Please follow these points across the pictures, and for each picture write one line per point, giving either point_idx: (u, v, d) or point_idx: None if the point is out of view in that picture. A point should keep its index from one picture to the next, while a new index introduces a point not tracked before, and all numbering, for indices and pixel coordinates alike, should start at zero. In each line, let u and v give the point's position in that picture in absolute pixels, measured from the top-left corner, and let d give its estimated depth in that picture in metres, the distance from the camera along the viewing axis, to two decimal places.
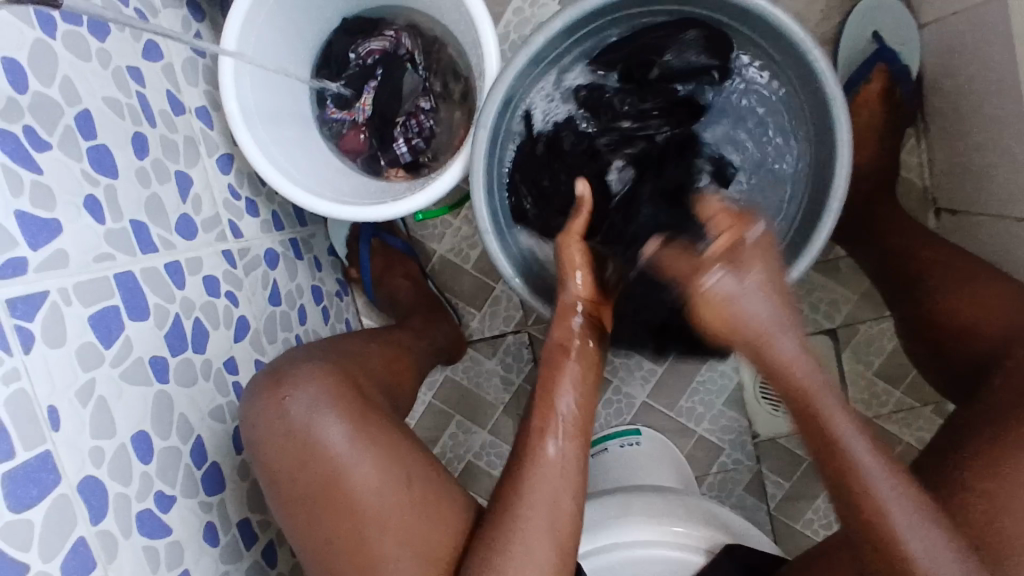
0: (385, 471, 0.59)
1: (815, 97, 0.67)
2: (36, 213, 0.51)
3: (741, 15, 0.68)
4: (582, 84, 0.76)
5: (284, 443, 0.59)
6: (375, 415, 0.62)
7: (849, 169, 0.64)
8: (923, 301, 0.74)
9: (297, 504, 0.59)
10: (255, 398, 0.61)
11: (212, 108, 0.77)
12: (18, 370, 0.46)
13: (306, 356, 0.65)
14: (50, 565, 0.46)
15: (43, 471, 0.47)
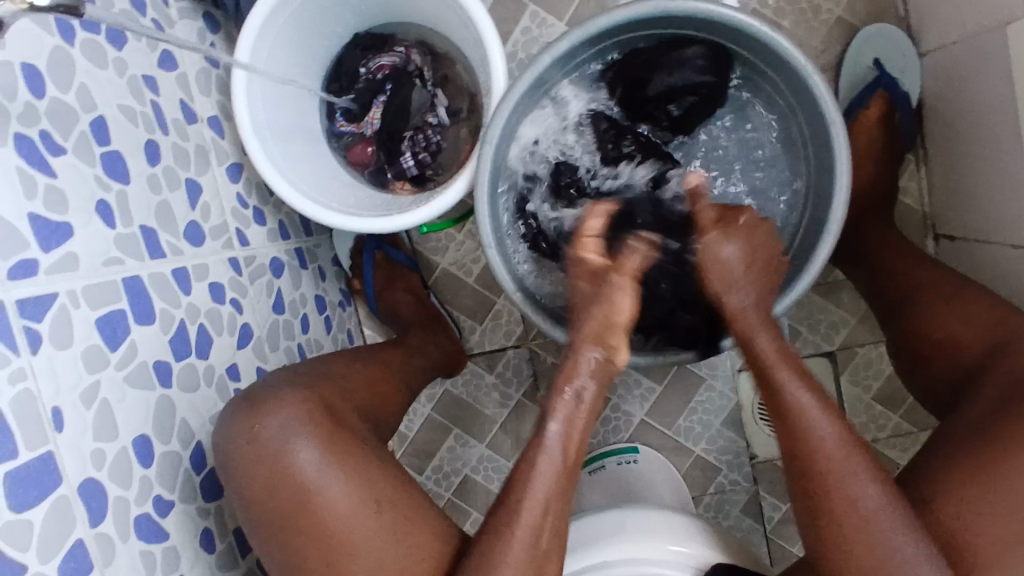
0: (358, 495, 0.59)
1: (813, 118, 0.69)
2: (49, 216, 0.52)
3: (740, 38, 0.69)
4: (591, 106, 0.78)
5: (256, 468, 0.58)
6: (347, 437, 0.62)
7: (848, 189, 0.65)
8: (911, 321, 0.75)
9: (272, 526, 0.58)
10: (230, 422, 0.60)
11: (223, 118, 0.78)
12: (24, 370, 0.47)
13: (283, 379, 0.65)
14: (48, 566, 0.46)
15: (45, 472, 0.47)
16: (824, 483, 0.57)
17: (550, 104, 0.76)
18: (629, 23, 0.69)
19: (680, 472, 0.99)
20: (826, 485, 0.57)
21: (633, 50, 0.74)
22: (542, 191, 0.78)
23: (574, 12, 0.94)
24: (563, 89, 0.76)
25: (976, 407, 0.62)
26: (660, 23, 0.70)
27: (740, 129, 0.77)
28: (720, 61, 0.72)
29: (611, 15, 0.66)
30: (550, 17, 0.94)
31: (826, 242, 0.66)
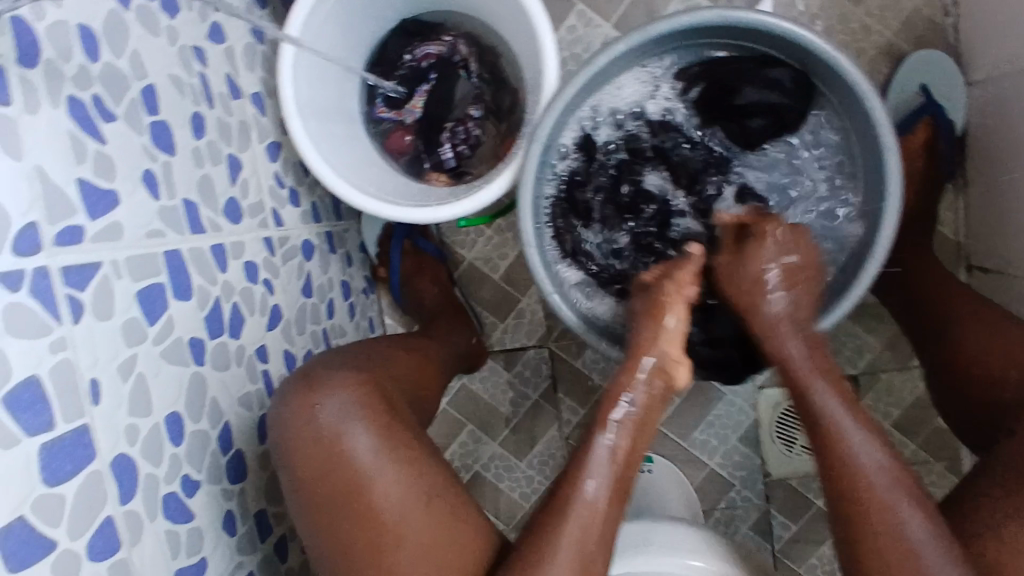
0: (407, 484, 0.57)
1: (866, 139, 0.68)
2: (96, 184, 0.50)
3: (816, 63, 0.68)
4: (650, 112, 0.75)
5: (311, 449, 0.57)
6: (400, 426, 0.61)
7: (895, 219, 0.65)
8: (952, 349, 0.75)
9: (316, 508, 0.56)
10: (284, 401, 0.59)
11: (267, 95, 0.76)
12: (65, 339, 0.45)
13: (339, 361, 0.64)
14: (77, 543, 0.45)
15: (78, 445, 0.46)
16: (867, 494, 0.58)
17: (606, 107, 0.74)
18: (692, 29, 0.67)
19: (692, 484, 0.99)
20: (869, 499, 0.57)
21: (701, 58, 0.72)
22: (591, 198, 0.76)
23: (621, 15, 0.92)
24: (622, 92, 0.73)
25: (1015, 445, 0.61)
26: (722, 32, 0.69)
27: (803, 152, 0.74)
28: (802, 85, 0.70)
29: (672, 19, 0.64)
30: (597, 18, 0.93)
31: (869, 270, 0.66)
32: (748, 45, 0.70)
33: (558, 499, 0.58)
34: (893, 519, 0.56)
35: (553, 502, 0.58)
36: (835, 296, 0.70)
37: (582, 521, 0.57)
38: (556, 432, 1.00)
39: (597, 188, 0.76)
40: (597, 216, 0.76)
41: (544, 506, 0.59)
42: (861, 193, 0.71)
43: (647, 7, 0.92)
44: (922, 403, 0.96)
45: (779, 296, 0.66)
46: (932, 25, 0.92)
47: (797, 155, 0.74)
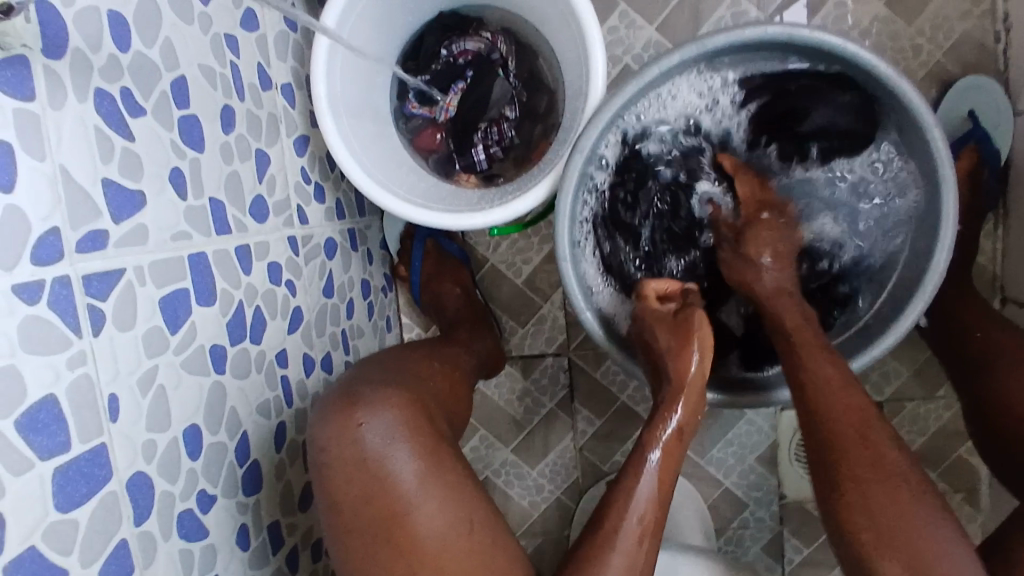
0: (451, 515, 0.54)
1: (924, 170, 0.65)
2: (123, 184, 0.47)
3: (885, 91, 0.64)
4: (706, 127, 0.72)
5: (352, 473, 0.53)
6: (444, 450, 0.57)
7: (946, 258, 0.63)
8: (988, 390, 0.73)
9: (351, 533, 0.53)
10: (325, 417, 0.55)
11: (297, 87, 0.73)
12: (85, 353, 0.43)
13: (377, 378, 0.60)
14: (89, 570, 0.42)
15: (94, 465, 0.43)
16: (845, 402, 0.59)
17: (658, 121, 0.70)
18: (752, 45, 0.64)
19: (706, 502, 0.98)
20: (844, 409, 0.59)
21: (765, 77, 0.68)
22: (638, 216, 0.73)
23: (665, 18, 0.89)
24: (677, 106, 0.70)
25: None
26: (783, 51, 0.65)
27: (864, 183, 0.71)
28: (867, 112, 0.67)
29: (730, 34, 0.62)
30: (639, 19, 0.89)
31: (914, 308, 0.64)
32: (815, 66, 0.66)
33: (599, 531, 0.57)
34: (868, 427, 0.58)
35: (601, 531, 0.57)
36: (876, 330, 0.68)
37: (626, 557, 0.56)
38: (569, 442, 0.99)
39: (645, 205, 0.73)
40: (644, 234, 0.73)
41: (590, 538, 0.57)
42: (914, 229, 0.68)
43: (694, 11, 0.88)
44: (945, 434, 0.94)
45: (768, 272, 0.67)
46: (982, 50, 0.86)
47: (854, 183, 0.71)
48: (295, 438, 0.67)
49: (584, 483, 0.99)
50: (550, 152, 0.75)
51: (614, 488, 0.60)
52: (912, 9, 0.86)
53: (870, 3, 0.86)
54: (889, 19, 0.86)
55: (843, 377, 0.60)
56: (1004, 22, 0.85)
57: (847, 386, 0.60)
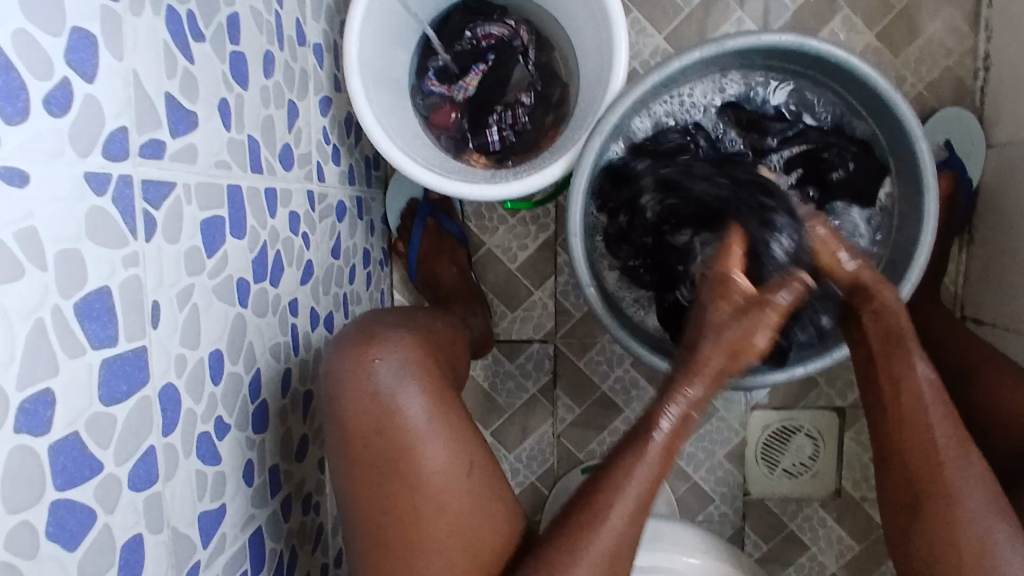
0: (450, 452, 0.60)
1: (908, 193, 0.71)
2: (180, 102, 0.48)
3: (887, 126, 0.71)
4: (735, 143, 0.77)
5: (364, 404, 0.60)
6: (447, 392, 0.64)
7: (923, 265, 0.68)
8: (969, 401, 0.78)
9: (360, 460, 0.59)
10: (344, 351, 0.62)
11: (325, 48, 0.75)
12: (137, 254, 0.43)
13: (392, 323, 0.66)
14: (121, 469, 0.43)
15: (135, 366, 0.43)
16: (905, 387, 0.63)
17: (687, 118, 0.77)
18: (779, 56, 0.72)
19: (674, 494, 1.01)
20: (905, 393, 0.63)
21: (790, 100, 0.77)
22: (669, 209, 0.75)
23: (674, 28, 0.95)
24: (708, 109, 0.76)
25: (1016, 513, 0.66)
26: (793, 58, 0.71)
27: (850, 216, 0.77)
28: (868, 160, 0.74)
29: (748, 37, 0.67)
30: (650, 27, 0.95)
31: None
32: (830, 101, 0.76)
33: (604, 478, 0.60)
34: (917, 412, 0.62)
35: (590, 490, 0.60)
36: None
37: (618, 522, 0.59)
38: (548, 429, 1.01)
39: None
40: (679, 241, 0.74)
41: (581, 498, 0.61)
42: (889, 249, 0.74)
43: (701, 25, 0.95)
44: None
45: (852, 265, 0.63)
46: (960, 87, 0.95)
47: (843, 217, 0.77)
48: (297, 387, 0.68)
49: (559, 469, 1.02)
50: (563, 137, 0.79)
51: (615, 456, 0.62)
52: (899, 43, 0.94)
53: (862, 33, 0.94)
54: (879, 50, 0.94)
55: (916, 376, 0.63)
56: (984, 61, 0.93)
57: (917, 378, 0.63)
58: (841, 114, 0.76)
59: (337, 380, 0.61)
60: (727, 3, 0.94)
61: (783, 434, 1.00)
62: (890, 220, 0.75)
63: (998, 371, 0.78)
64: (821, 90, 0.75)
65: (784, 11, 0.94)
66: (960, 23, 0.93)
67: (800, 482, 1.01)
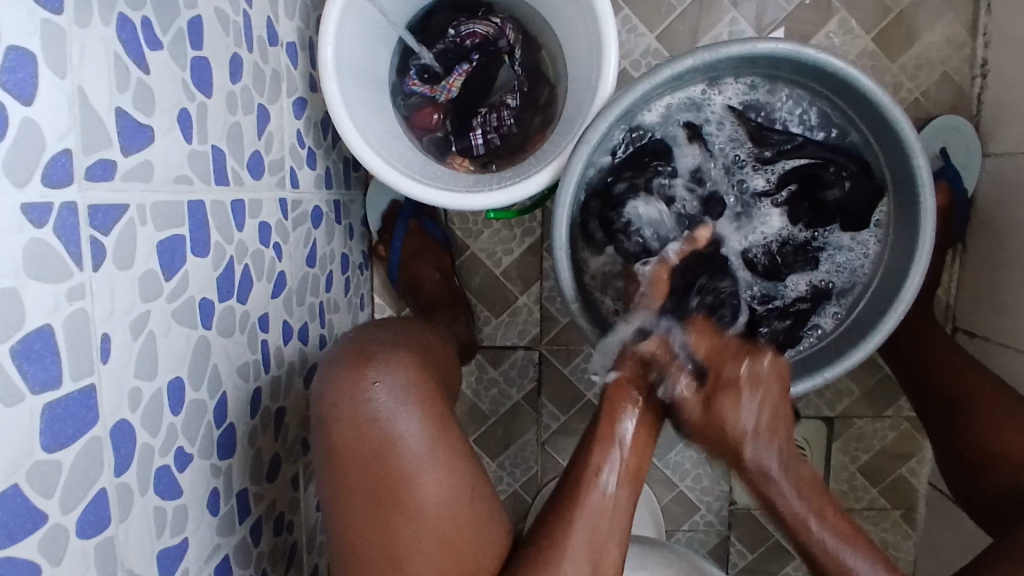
0: (449, 479, 0.58)
1: (906, 212, 0.69)
2: (134, 116, 0.45)
3: (887, 142, 0.68)
4: (732, 150, 0.74)
5: (360, 429, 0.57)
6: (446, 416, 0.61)
7: (916, 287, 0.66)
8: (969, 422, 0.76)
9: (354, 486, 0.57)
10: (338, 371, 0.59)
11: (300, 47, 0.71)
12: (83, 285, 0.40)
13: (390, 339, 0.63)
14: (68, 517, 0.40)
15: (83, 406, 0.40)
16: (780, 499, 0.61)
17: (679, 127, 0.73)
18: (778, 63, 0.68)
19: (660, 504, 1.00)
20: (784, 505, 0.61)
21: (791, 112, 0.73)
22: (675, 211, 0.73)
23: (666, 28, 0.92)
24: (701, 119, 0.73)
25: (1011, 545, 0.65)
26: (793, 67, 0.68)
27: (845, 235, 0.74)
28: (867, 178, 0.71)
29: (744, 44, 0.64)
30: (642, 25, 0.92)
31: (877, 336, 0.67)
32: (832, 112, 0.72)
33: (572, 483, 0.61)
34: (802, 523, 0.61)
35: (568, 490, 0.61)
36: (837, 350, 0.71)
37: (597, 509, 0.60)
38: (531, 437, 0.99)
39: None
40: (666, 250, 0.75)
41: (554, 501, 0.62)
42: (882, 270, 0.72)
43: (694, 25, 0.91)
44: (889, 454, 0.99)
45: (750, 405, 0.60)
46: (959, 93, 0.92)
47: (839, 236, 0.74)
48: (268, 405, 0.65)
49: (543, 478, 1.00)
50: (550, 142, 0.76)
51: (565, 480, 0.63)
52: (898, 47, 0.91)
53: (859, 36, 0.91)
54: (875, 55, 0.91)
55: (781, 479, 0.61)
56: (982, 68, 0.90)
57: (785, 484, 0.61)
58: (841, 129, 0.72)
59: (324, 404, 0.58)
60: (720, 3, 0.91)
61: None
62: (886, 241, 0.72)
63: (997, 393, 0.76)
64: (819, 102, 0.72)
65: (779, 11, 0.91)
66: (959, 28, 0.90)
67: None
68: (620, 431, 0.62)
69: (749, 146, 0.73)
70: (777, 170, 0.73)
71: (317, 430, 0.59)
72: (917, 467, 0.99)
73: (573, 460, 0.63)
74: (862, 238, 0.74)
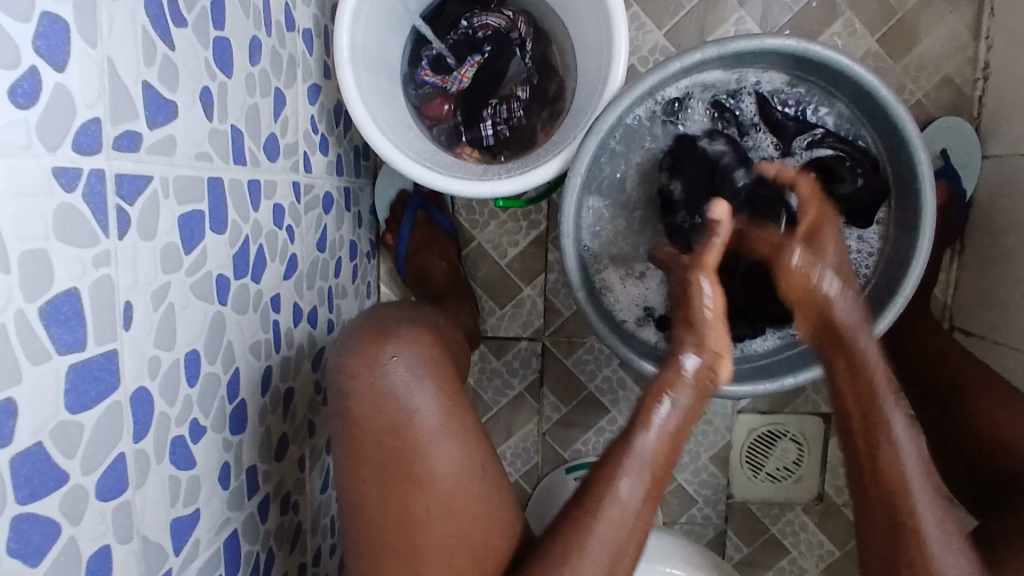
0: (463, 456, 0.59)
1: (909, 212, 0.70)
2: (160, 92, 0.46)
3: (894, 142, 0.69)
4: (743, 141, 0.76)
5: (376, 403, 0.58)
6: (460, 394, 0.62)
7: (914, 286, 0.67)
8: (962, 416, 0.77)
9: (369, 459, 0.58)
10: (354, 346, 0.60)
11: (315, 34, 0.73)
12: (108, 253, 0.41)
13: (405, 316, 0.65)
14: (88, 478, 0.41)
15: (105, 370, 0.41)
16: (867, 396, 0.61)
17: (701, 111, 0.75)
18: (790, 59, 0.69)
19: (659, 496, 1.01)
20: (870, 407, 0.60)
21: (802, 105, 0.74)
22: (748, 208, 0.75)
23: (674, 25, 0.93)
24: (722, 101, 0.74)
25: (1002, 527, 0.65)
26: (803, 63, 0.70)
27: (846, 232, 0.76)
28: (874, 177, 0.72)
29: (751, 39, 0.65)
30: (650, 22, 0.93)
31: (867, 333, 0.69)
32: (840, 108, 0.73)
33: (595, 484, 0.59)
34: (878, 416, 0.60)
35: (586, 493, 0.59)
36: None
37: (615, 522, 0.57)
38: (533, 427, 1.00)
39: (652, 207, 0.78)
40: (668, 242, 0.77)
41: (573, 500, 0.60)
42: (879, 268, 0.74)
43: (701, 24, 0.93)
44: None
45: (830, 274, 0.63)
46: (960, 95, 0.94)
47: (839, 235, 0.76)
48: (278, 385, 0.66)
49: (543, 468, 1.01)
50: (559, 135, 0.77)
51: (587, 478, 0.60)
52: (901, 49, 0.93)
53: (863, 38, 0.93)
54: (879, 55, 0.93)
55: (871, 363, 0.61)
56: (983, 71, 0.92)
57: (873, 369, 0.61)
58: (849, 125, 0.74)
59: (340, 377, 0.59)
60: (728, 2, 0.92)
61: (768, 438, 1.00)
62: (887, 240, 0.74)
63: (989, 389, 0.77)
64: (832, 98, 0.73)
65: (786, 11, 0.92)
66: (961, 31, 0.92)
67: (783, 487, 1.01)
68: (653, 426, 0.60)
69: (769, 135, 0.75)
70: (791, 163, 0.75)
71: (334, 404, 0.60)
72: None
73: (600, 466, 0.60)
74: (862, 236, 0.75)
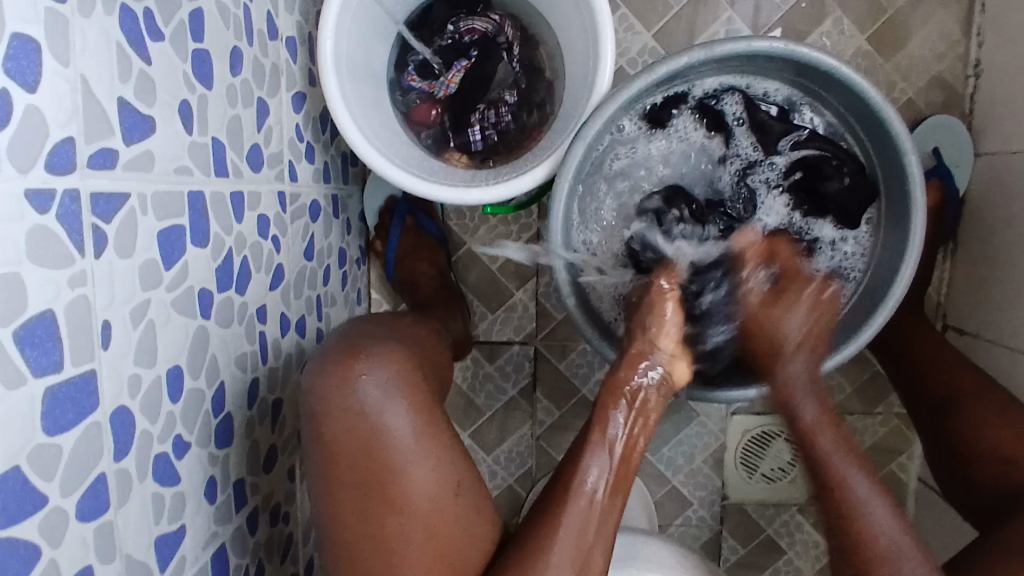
0: (439, 473, 0.59)
1: (898, 213, 0.69)
2: (136, 107, 0.45)
3: (881, 142, 0.69)
4: (730, 142, 0.76)
5: (349, 424, 0.57)
6: (435, 410, 0.62)
7: (905, 286, 0.67)
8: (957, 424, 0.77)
9: (344, 480, 0.57)
10: (328, 366, 0.59)
11: (299, 41, 0.72)
12: (85, 273, 0.41)
13: (379, 334, 0.64)
14: (68, 500, 0.40)
15: (84, 391, 0.41)
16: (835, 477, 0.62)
17: (688, 113, 0.74)
18: (775, 61, 0.69)
19: (653, 499, 1.01)
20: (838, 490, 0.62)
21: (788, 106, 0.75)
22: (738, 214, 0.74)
23: (663, 26, 0.92)
24: (709, 104, 0.74)
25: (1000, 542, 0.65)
26: (789, 65, 0.69)
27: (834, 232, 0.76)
28: (863, 176, 0.72)
29: (739, 41, 0.65)
30: (638, 23, 0.92)
31: (862, 335, 0.68)
32: (825, 110, 0.74)
33: (559, 486, 0.61)
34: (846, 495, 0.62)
35: (557, 488, 0.62)
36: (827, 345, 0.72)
37: (578, 521, 0.59)
38: (526, 431, 1.00)
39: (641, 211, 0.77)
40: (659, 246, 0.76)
41: (546, 500, 0.62)
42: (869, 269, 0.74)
43: (691, 24, 0.92)
44: (880, 450, 1.00)
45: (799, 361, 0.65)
46: (952, 92, 0.93)
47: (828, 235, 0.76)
48: (265, 397, 0.66)
49: (537, 473, 1.01)
50: (546, 138, 0.77)
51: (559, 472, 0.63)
52: (891, 47, 0.92)
53: (854, 36, 0.92)
54: (870, 54, 0.92)
55: (819, 436, 0.64)
56: (975, 68, 0.92)
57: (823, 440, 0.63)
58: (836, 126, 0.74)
59: (315, 393, 0.59)
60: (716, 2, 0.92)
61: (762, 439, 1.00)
62: (875, 240, 0.74)
63: (984, 395, 0.77)
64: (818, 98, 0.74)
65: (775, 10, 0.92)
66: (952, 29, 0.91)
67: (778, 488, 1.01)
68: (612, 429, 0.63)
69: (754, 136, 0.75)
70: (778, 163, 0.75)
71: (309, 423, 0.59)
72: (908, 463, 0.99)
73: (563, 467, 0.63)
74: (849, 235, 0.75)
